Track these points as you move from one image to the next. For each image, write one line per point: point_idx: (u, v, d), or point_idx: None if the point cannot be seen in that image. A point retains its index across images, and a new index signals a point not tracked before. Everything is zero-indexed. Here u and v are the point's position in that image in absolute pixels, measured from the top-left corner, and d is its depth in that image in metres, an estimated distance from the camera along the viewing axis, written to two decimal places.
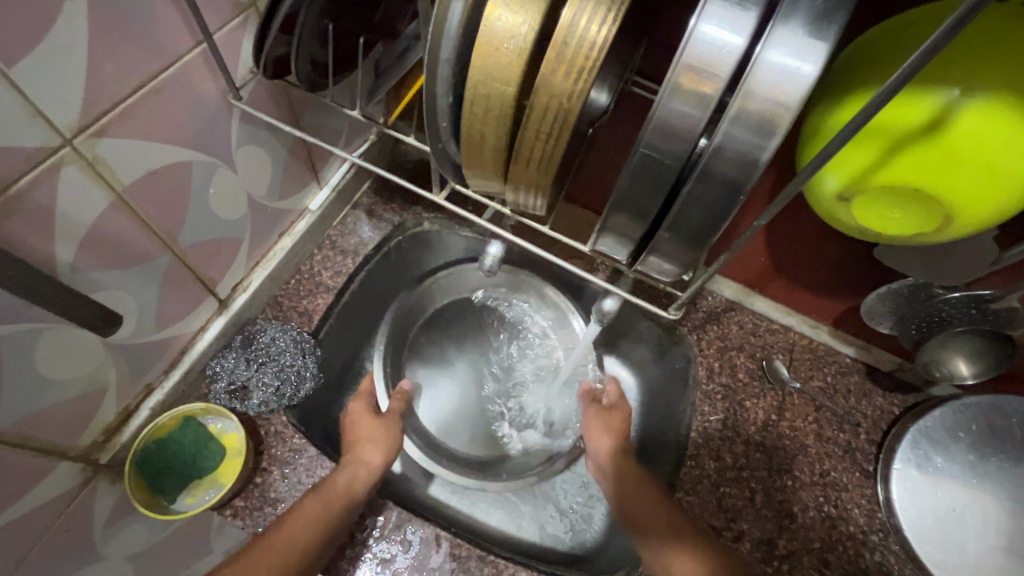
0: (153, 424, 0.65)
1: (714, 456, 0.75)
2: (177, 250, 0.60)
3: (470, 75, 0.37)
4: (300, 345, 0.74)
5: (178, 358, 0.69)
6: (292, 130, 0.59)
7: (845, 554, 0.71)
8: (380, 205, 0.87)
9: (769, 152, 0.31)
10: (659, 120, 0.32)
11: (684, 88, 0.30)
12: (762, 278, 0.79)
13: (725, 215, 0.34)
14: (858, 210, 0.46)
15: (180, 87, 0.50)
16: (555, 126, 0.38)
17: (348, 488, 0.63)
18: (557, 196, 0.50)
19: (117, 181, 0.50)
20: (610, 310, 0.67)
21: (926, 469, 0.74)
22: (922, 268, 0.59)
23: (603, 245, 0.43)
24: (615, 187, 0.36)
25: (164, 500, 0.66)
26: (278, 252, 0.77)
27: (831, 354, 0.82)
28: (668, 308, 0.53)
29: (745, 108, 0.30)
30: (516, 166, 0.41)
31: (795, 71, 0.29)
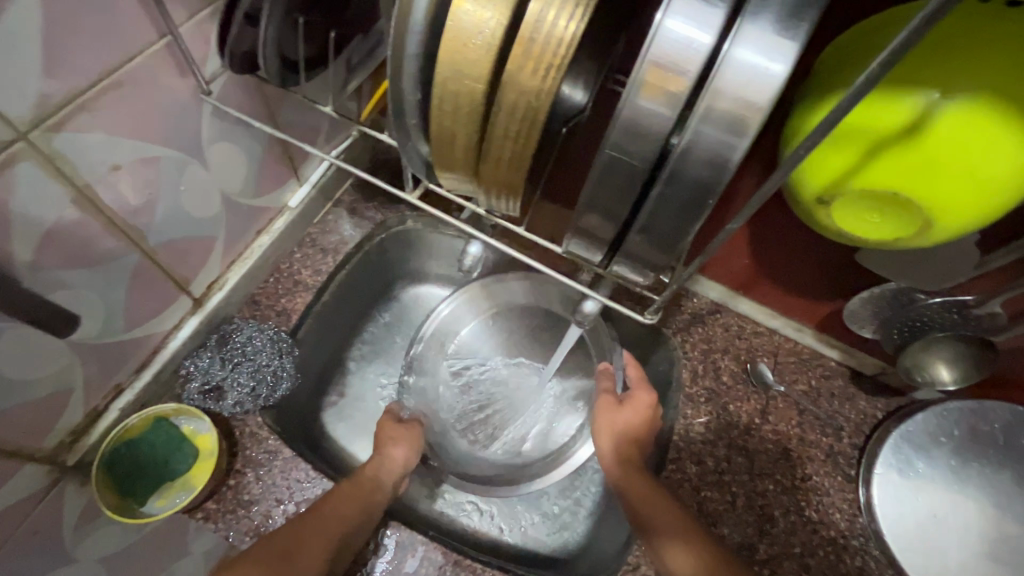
0: (120, 427, 0.64)
1: (695, 460, 0.75)
2: (146, 248, 0.59)
3: (437, 71, 0.36)
4: (277, 345, 0.73)
5: (150, 358, 0.67)
6: (264, 125, 0.57)
7: (826, 559, 0.70)
8: (362, 203, 0.85)
9: (739, 153, 0.30)
10: (626, 119, 0.31)
11: (651, 87, 0.29)
12: (746, 280, 0.78)
13: (696, 218, 0.33)
14: (838, 213, 0.45)
15: (144, 80, 0.49)
16: (524, 124, 0.37)
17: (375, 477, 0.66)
18: (533, 196, 0.49)
19: (79, 177, 0.48)
20: (591, 313, 0.66)
21: (909, 474, 0.73)
22: (904, 272, 0.58)
23: (576, 247, 0.42)
24: (584, 189, 0.35)
25: (135, 503, 0.64)
26: (256, 250, 0.75)
27: (815, 357, 0.82)
28: (646, 312, 0.52)
29: (713, 108, 0.29)
30: (486, 165, 0.40)
31: (764, 69, 0.28)
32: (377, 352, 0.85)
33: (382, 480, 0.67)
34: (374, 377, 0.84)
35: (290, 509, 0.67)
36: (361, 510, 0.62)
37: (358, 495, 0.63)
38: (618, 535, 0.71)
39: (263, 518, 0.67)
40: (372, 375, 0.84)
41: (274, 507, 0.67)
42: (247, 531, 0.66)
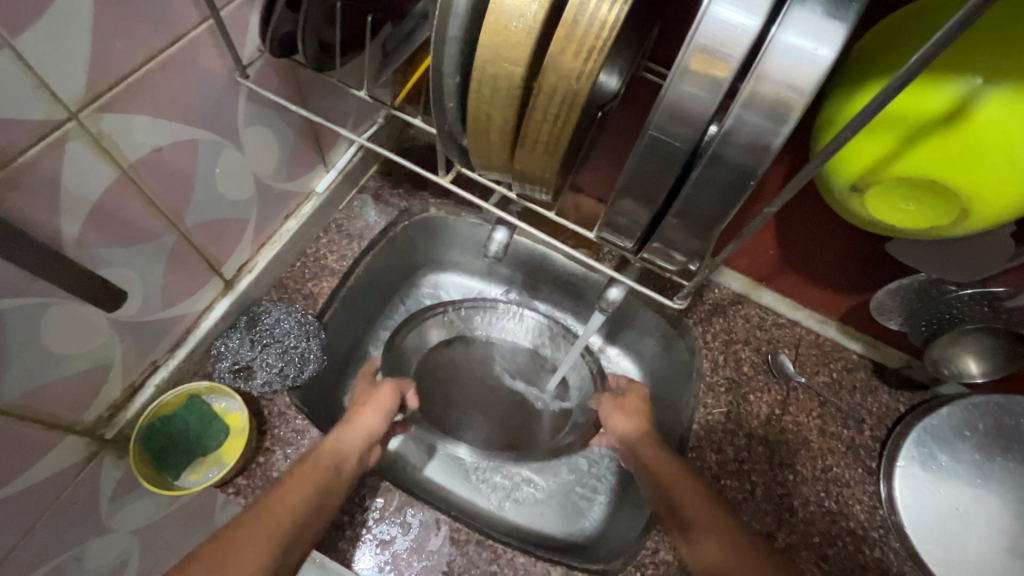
0: (155, 403, 0.66)
1: (715, 448, 0.75)
2: (183, 229, 0.60)
3: (478, 54, 0.37)
4: (303, 327, 0.74)
5: (183, 338, 0.69)
6: (298, 109, 0.58)
7: (844, 549, 0.70)
8: (387, 189, 0.86)
9: (782, 139, 0.30)
10: (670, 102, 0.31)
11: (695, 70, 0.30)
12: (770, 271, 0.78)
13: (734, 202, 0.34)
14: (872, 201, 0.45)
15: (186, 64, 0.50)
16: (563, 107, 0.37)
17: (337, 453, 0.62)
18: (565, 182, 0.50)
19: (123, 157, 0.49)
20: (615, 300, 0.67)
21: (931, 468, 0.73)
22: (936, 265, 0.57)
23: (609, 232, 0.43)
24: (623, 172, 0.35)
25: (169, 477, 0.66)
26: (284, 234, 0.77)
27: (837, 350, 0.81)
28: (674, 298, 0.53)
29: (758, 92, 0.29)
30: (523, 149, 0.41)
31: (811, 53, 0.28)
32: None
33: (345, 457, 0.63)
34: None
35: None
36: (318, 491, 0.57)
37: (315, 479, 0.58)
38: (637, 521, 0.71)
39: None
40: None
41: None
42: None
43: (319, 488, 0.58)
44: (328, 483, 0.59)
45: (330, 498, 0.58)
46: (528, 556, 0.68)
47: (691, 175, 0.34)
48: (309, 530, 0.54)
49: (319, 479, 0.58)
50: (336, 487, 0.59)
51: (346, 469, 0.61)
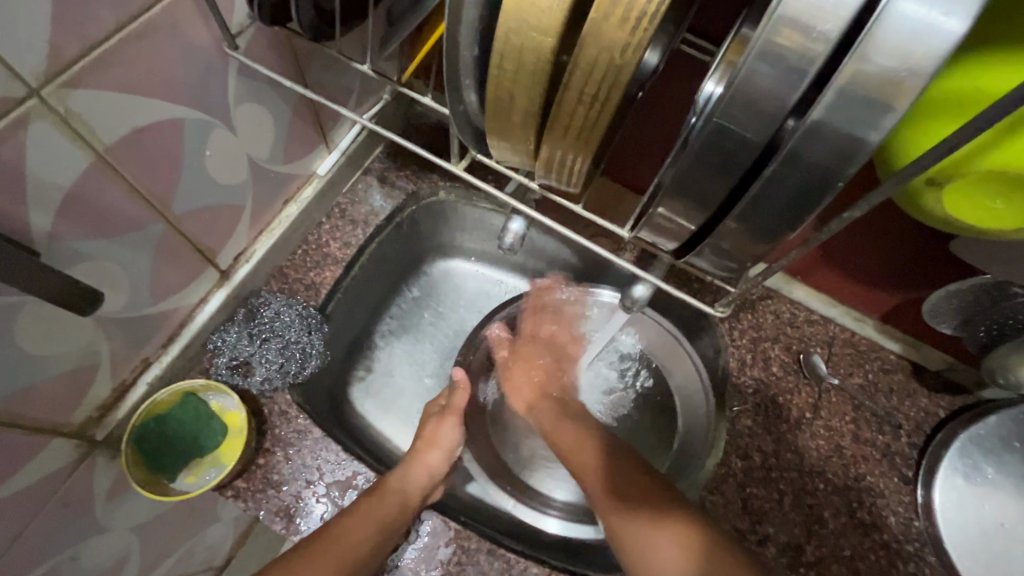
0: (149, 402, 0.62)
1: (741, 454, 0.70)
2: (171, 218, 0.55)
3: (500, 22, 0.31)
4: (305, 321, 0.70)
5: (177, 332, 0.65)
6: (293, 85, 0.51)
7: (877, 563, 0.66)
8: (393, 171, 0.80)
9: (882, 134, 0.24)
10: (742, 87, 0.25)
11: (777, 47, 0.24)
12: (809, 263, 0.72)
13: (811, 207, 0.28)
14: (947, 197, 0.39)
15: (164, 33, 0.44)
16: (602, 88, 0.31)
17: (400, 492, 0.64)
18: (595, 171, 0.43)
19: (97, 140, 0.44)
20: (641, 298, 0.62)
21: (974, 480, 0.68)
22: (1002, 265, 0.51)
23: (652, 227, 0.36)
24: (674, 167, 0.29)
25: (165, 480, 0.63)
26: (284, 220, 0.71)
27: (874, 350, 0.75)
28: (714, 305, 0.47)
29: (859, 75, 0.23)
30: (552, 135, 0.35)
31: (932, 25, 0.22)
32: (405, 328, 0.82)
33: (408, 494, 0.64)
34: (402, 355, 0.81)
35: (321, 490, 0.66)
36: (378, 532, 0.61)
37: (381, 512, 0.62)
38: None
39: (293, 499, 0.65)
40: (401, 351, 0.81)
41: (304, 488, 0.66)
42: (277, 510, 0.65)
43: (378, 529, 0.61)
44: (387, 521, 0.62)
45: (390, 535, 0.62)
46: (541, 567, 0.65)
47: (760, 173, 0.28)
48: (373, 560, 0.60)
49: (381, 517, 0.61)
50: (395, 528, 0.62)
51: (408, 507, 0.63)
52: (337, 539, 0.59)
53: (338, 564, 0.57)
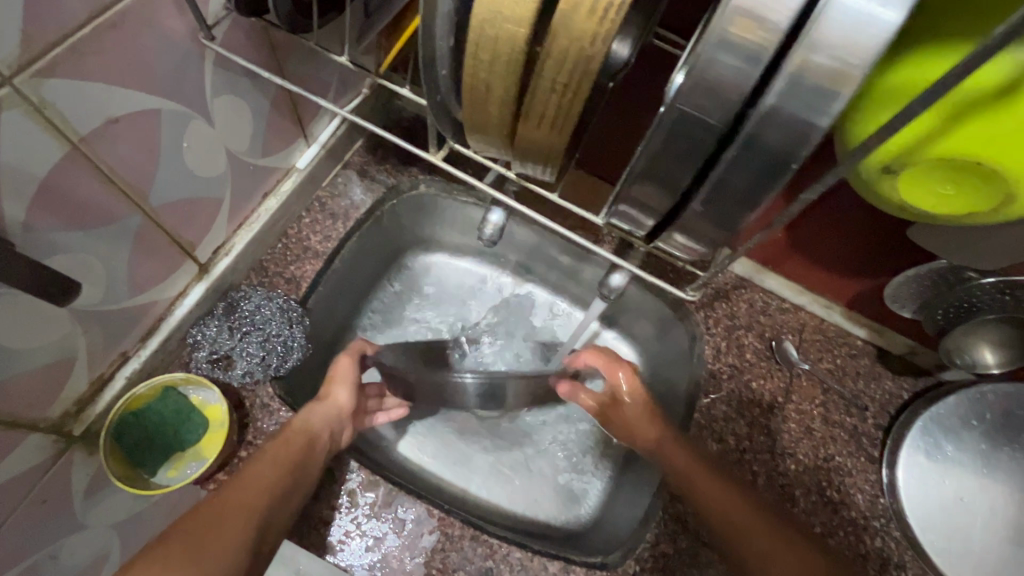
0: (130, 395, 0.61)
1: (716, 438, 0.73)
2: (148, 210, 0.55)
3: (475, 11, 0.32)
4: (286, 315, 0.69)
5: (155, 326, 0.64)
6: (271, 76, 0.51)
7: (846, 539, 0.69)
8: (373, 165, 0.81)
9: (830, 118, 0.26)
10: (701, 75, 0.26)
11: (732, 37, 0.25)
12: (777, 254, 0.74)
13: (771, 189, 0.30)
14: (904, 184, 0.41)
15: (141, 22, 0.44)
16: (574, 77, 0.32)
17: (305, 431, 0.61)
18: (571, 161, 0.44)
19: (71, 129, 0.44)
20: (618, 286, 0.63)
21: (936, 457, 0.72)
22: (958, 251, 0.54)
23: (625, 214, 0.37)
24: (642, 151, 0.31)
25: (146, 473, 0.63)
26: (263, 213, 0.71)
27: (841, 335, 0.78)
28: (686, 289, 0.49)
29: (807, 62, 0.25)
30: (526, 123, 0.36)
31: (874, 17, 0.23)
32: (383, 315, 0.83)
33: (316, 431, 0.62)
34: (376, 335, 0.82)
35: None
36: (279, 478, 0.56)
37: (284, 454, 0.58)
38: (633, 511, 0.69)
39: None
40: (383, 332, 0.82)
41: None
42: None
43: (276, 480, 0.55)
44: (295, 461, 0.58)
45: (303, 475, 0.58)
46: (524, 552, 0.66)
47: (722, 157, 0.30)
48: (283, 507, 0.55)
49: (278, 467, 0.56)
50: (305, 465, 0.59)
51: (311, 449, 0.60)
52: (237, 493, 0.52)
53: (251, 505, 0.52)
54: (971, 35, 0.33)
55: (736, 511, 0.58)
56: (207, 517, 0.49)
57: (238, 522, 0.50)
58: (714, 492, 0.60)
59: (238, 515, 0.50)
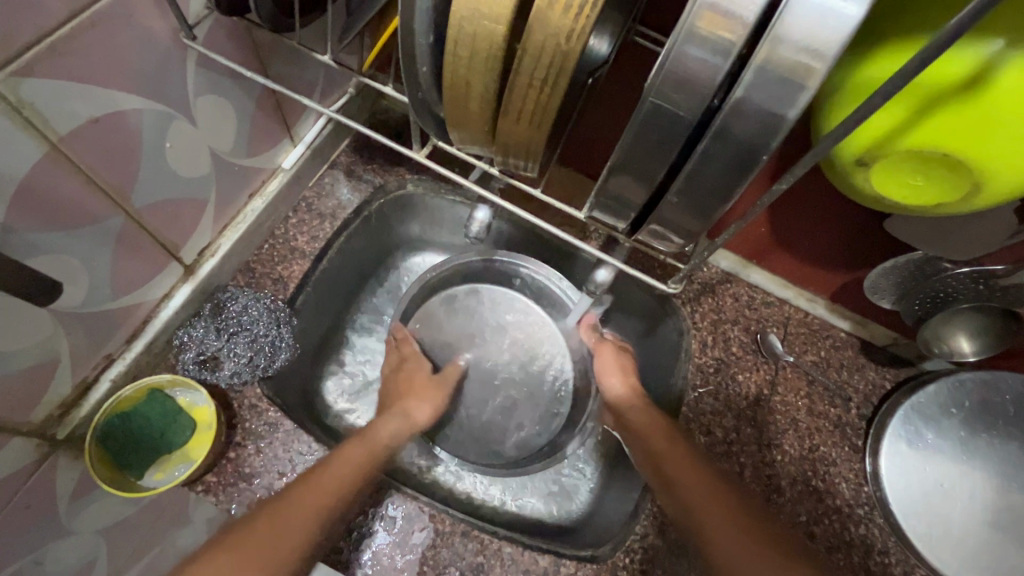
0: (113, 398, 0.61)
1: (704, 431, 0.74)
2: (131, 211, 0.55)
3: (453, 8, 0.32)
4: (273, 315, 0.70)
5: (140, 328, 0.64)
6: (253, 75, 0.51)
7: (831, 527, 0.70)
8: (360, 165, 0.81)
9: (797, 110, 0.27)
10: (672, 68, 0.27)
11: (702, 31, 0.26)
12: (761, 249, 0.76)
13: (743, 181, 0.30)
14: (877, 176, 0.43)
15: (121, 21, 0.44)
16: (551, 72, 0.33)
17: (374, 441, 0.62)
18: (553, 156, 0.45)
19: (50, 129, 0.44)
20: (604, 282, 0.64)
21: (917, 445, 0.73)
22: (933, 241, 0.56)
23: (606, 207, 0.38)
24: (618, 144, 0.31)
25: (132, 477, 0.62)
26: (249, 214, 0.71)
27: (825, 328, 0.80)
28: (668, 282, 0.49)
29: (773, 55, 0.26)
30: (506, 119, 0.36)
31: (836, 11, 0.24)
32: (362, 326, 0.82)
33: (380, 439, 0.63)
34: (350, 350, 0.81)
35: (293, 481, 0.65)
36: (357, 472, 0.57)
37: (362, 457, 0.59)
38: (623, 504, 0.70)
39: (265, 491, 0.65)
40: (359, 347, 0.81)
41: (276, 480, 0.65)
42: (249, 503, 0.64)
43: (354, 475, 0.57)
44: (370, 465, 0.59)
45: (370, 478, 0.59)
46: (515, 547, 0.66)
47: (695, 150, 0.31)
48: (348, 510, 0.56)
49: (355, 461, 0.58)
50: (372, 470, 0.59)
51: (379, 449, 0.62)
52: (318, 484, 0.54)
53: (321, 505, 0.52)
54: (933, 29, 0.35)
55: (700, 493, 0.56)
56: (286, 503, 0.51)
57: (303, 519, 0.50)
58: (684, 470, 0.59)
59: (313, 502, 0.52)
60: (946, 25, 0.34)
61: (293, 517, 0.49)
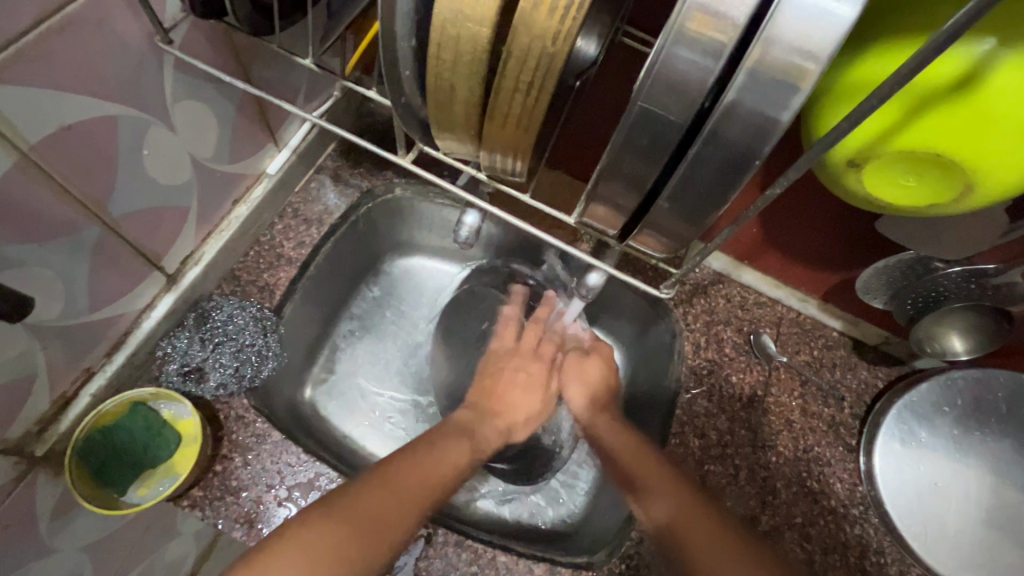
0: (93, 413, 0.59)
1: (698, 433, 0.73)
2: (108, 221, 0.53)
3: (436, 11, 0.31)
4: (260, 323, 0.68)
5: (122, 340, 0.63)
6: (233, 80, 0.50)
7: (826, 528, 0.70)
8: (347, 169, 0.79)
9: (791, 113, 0.26)
10: (661, 71, 0.26)
11: (691, 32, 0.25)
12: (752, 250, 0.75)
13: (734, 186, 0.30)
14: (869, 177, 0.42)
15: (93, 25, 0.43)
16: (537, 76, 0.32)
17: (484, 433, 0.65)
18: (541, 160, 0.44)
19: (20, 138, 0.42)
20: (595, 286, 0.63)
21: (910, 444, 0.73)
22: (924, 241, 0.56)
23: (595, 213, 0.37)
24: (607, 148, 0.30)
25: (114, 493, 0.61)
26: (233, 221, 0.70)
27: (818, 327, 0.79)
28: (660, 287, 0.49)
29: (765, 56, 0.25)
30: (492, 123, 0.35)
31: (828, 12, 0.24)
32: (349, 335, 0.81)
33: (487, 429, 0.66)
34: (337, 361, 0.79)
35: (282, 493, 0.64)
36: (455, 472, 0.59)
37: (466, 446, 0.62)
38: (619, 509, 0.69)
39: (253, 505, 0.63)
40: (347, 357, 0.80)
41: (265, 493, 0.63)
42: (237, 517, 0.62)
43: (454, 474, 0.58)
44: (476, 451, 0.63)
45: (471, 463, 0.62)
46: (510, 555, 0.65)
47: (685, 155, 0.30)
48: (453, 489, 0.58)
49: (456, 459, 0.60)
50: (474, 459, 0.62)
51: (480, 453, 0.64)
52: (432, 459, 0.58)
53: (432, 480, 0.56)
54: (924, 28, 0.34)
55: (669, 510, 0.56)
56: (390, 480, 0.53)
57: (417, 487, 0.54)
58: (661, 484, 0.58)
59: (414, 487, 0.54)
60: (943, 25, 0.34)
61: (406, 480, 0.53)
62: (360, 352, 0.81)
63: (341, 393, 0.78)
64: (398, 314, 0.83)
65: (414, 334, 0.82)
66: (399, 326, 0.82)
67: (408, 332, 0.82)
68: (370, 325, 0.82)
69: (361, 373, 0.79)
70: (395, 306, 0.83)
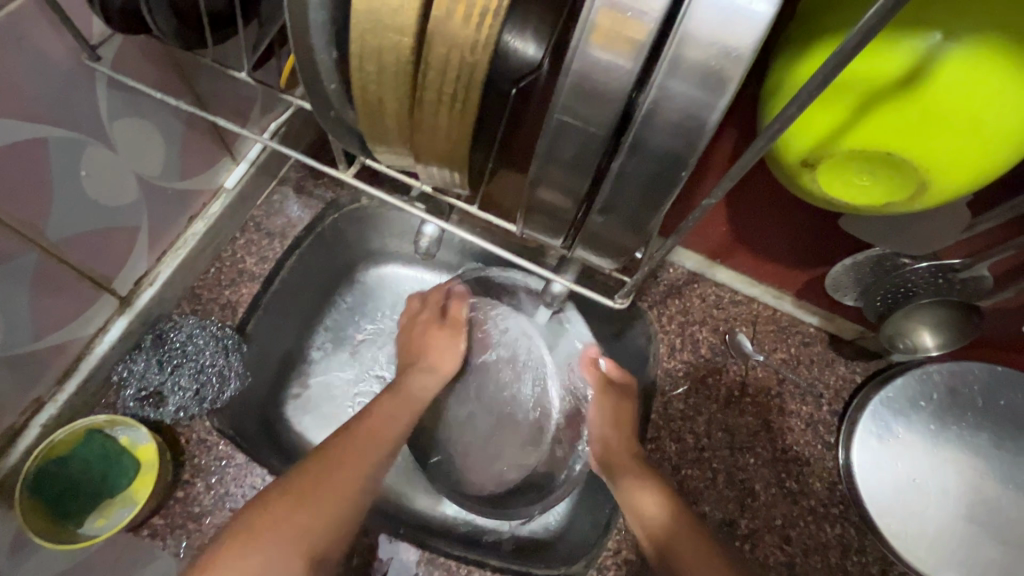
0: (45, 444, 0.58)
1: (674, 437, 0.72)
2: (47, 245, 0.52)
3: (353, 21, 0.29)
4: (220, 343, 0.65)
5: (74, 367, 0.61)
6: (164, 96, 0.48)
7: (806, 529, 0.69)
8: (310, 180, 0.76)
9: (717, 115, 0.25)
10: (577, 78, 0.25)
11: (604, 35, 0.24)
12: (725, 247, 0.74)
13: (667, 196, 0.28)
14: (823, 178, 0.41)
15: (8, 46, 0.41)
16: (460, 86, 0.31)
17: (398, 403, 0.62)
18: (487, 167, 0.43)
19: None
20: (560, 293, 0.62)
21: (887, 440, 0.72)
22: (886, 236, 0.55)
23: (533, 224, 0.35)
24: (531, 162, 0.29)
25: (71, 525, 0.59)
26: (190, 238, 0.67)
27: (794, 324, 0.78)
28: (616, 296, 0.47)
29: (683, 57, 0.23)
30: (422, 136, 0.34)
31: (744, 9, 0.22)
32: (316, 348, 0.77)
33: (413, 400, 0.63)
34: (303, 376, 0.75)
35: None
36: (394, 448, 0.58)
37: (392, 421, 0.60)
38: (596, 517, 0.68)
39: (216, 531, 0.61)
40: (315, 371, 0.76)
41: (228, 518, 0.62)
42: (200, 544, 0.61)
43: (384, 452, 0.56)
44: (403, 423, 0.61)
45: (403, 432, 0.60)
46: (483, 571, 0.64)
47: (613, 167, 0.29)
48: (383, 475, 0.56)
49: (390, 436, 0.58)
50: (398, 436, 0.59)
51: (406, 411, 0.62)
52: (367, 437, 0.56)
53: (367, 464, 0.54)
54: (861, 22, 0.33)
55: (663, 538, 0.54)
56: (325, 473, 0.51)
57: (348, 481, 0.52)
58: (653, 496, 0.57)
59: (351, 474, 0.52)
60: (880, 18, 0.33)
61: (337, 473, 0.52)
62: (326, 363, 0.76)
63: (310, 408, 0.74)
64: (365, 322, 0.79)
65: (380, 341, 0.78)
66: (367, 333, 0.78)
67: (374, 339, 0.78)
68: (337, 336, 0.78)
69: (329, 386, 0.75)
70: (362, 314, 0.79)
